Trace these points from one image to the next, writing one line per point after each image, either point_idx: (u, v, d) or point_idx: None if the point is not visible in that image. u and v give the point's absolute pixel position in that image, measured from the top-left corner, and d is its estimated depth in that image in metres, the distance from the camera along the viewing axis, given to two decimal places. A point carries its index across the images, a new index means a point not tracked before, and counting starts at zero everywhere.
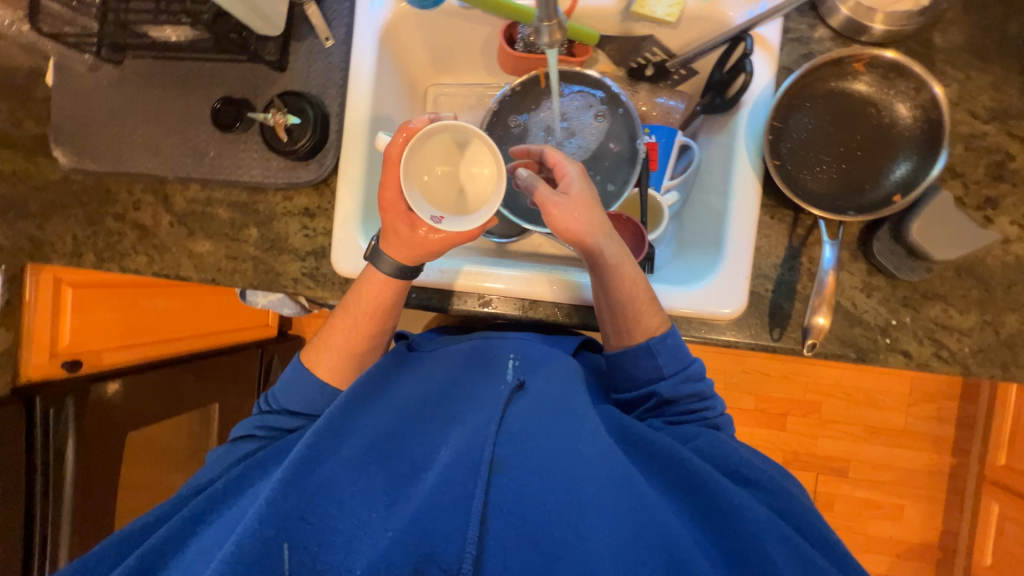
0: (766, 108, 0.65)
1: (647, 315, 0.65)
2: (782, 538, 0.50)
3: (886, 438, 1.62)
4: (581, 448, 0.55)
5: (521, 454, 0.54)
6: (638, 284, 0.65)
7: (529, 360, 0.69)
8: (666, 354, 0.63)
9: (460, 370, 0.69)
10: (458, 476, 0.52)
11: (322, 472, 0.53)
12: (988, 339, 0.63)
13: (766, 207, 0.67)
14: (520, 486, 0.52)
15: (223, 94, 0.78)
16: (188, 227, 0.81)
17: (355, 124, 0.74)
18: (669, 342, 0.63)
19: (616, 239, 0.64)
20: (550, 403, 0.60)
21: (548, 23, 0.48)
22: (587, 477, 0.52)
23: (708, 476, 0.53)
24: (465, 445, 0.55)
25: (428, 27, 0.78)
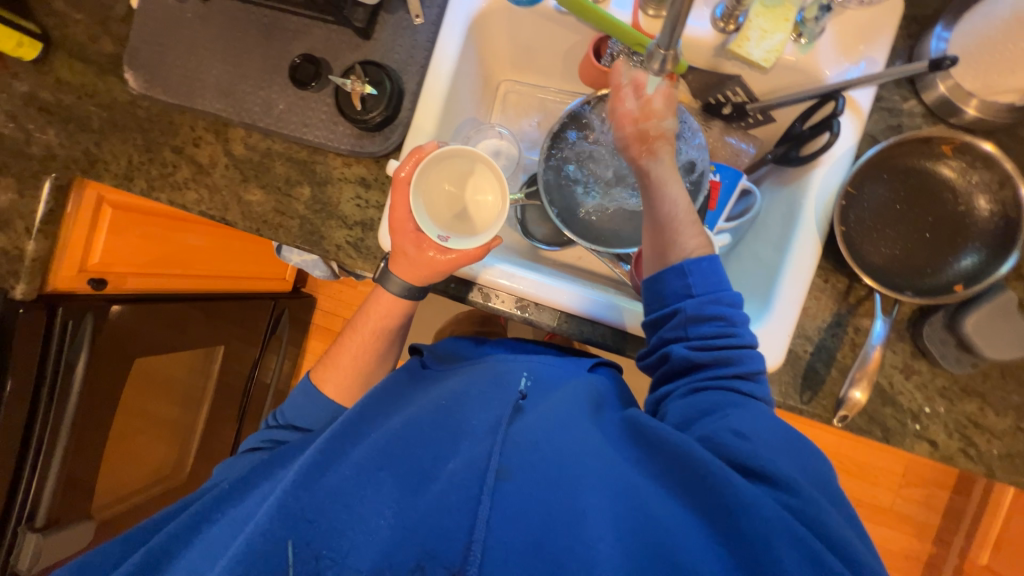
0: (844, 171, 0.64)
1: (686, 235, 0.62)
2: (795, 539, 0.44)
3: (871, 513, 1.61)
4: (587, 461, 0.51)
5: (524, 458, 0.51)
6: (683, 205, 0.63)
7: (543, 380, 0.66)
8: (699, 275, 0.59)
9: (474, 373, 0.67)
10: (462, 481, 0.50)
11: (325, 475, 0.53)
12: (1018, 445, 0.62)
13: (822, 269, 0.66)
14: (522, 495, 0.48)
15: (304, 51, 0.78)
16: (243, 173, 0.81)
17: (427, 105, 0.73)
18: (697, 288, 0.59)
19: (668, 162, 0.65)
20: (553, 415, 0.57)
21: (664, 52, 0.49)
22: (592, 488, 0.48)
23: (715, 466, 0.48)
24: (468, 452, 0.53)
25: (517, 24, 0.78)
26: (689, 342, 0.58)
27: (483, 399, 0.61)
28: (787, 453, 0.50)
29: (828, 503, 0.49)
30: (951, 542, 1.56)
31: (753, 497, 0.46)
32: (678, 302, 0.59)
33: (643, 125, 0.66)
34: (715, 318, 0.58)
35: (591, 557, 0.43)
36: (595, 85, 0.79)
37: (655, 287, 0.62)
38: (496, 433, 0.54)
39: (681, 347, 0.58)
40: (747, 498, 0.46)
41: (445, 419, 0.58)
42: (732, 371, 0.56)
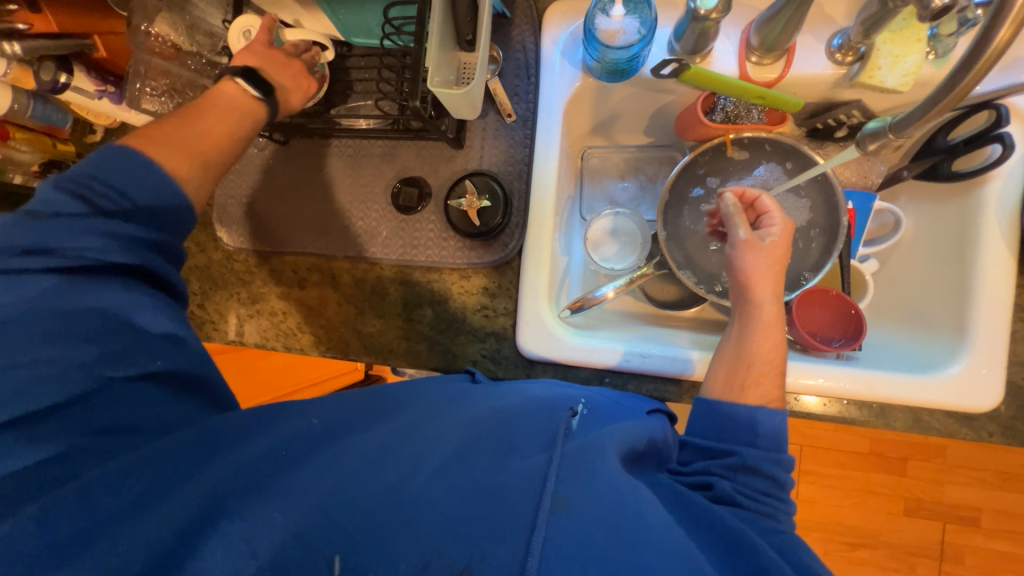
0: (1020, 181, 0.60)
1: (765, 390, 0.58)
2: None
3: (1021, 484, 1.49)
4: (636, 509, 0.42)
5: (586, 492, 0.43)
6: (772, 355, 0.59)
7: (601, 410, 0.56)
8: (769, 430, 0.54)
9: (521, 390, 0.59)
10: (510, 508, 0.41)
11: (348, 479, 0.43)
12: None
13: (1022, 287, 0.61)
14: (582, 535, 0.39)
15: (400, 173, 0.77)
16: (358, 306, 0.79)
17: (541, 202, 0.70)
18: (763, 440, 0.54)
19: (773, 300, 0.61)
20: (606, 445, 0.48)
21: (887, 138, 0.51)
22: (660, 541, 0.40)
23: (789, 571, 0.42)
24: (521, 468, 0.44)
25: (606, 97, 0.76)
26: (736, 485, 0.51)
27: (532, 413, 0.52)
28: None
29: None
30: None
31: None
32: (738, 444, 0.54)
33: (762, 257, 0.62)
34: (769, 477, 0.52)
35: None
36: (700, 139, 0.76)
37: (713, 408, 0.57)
38: (555, 456, 0.45)
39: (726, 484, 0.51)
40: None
41: (500, 431, 0.49)
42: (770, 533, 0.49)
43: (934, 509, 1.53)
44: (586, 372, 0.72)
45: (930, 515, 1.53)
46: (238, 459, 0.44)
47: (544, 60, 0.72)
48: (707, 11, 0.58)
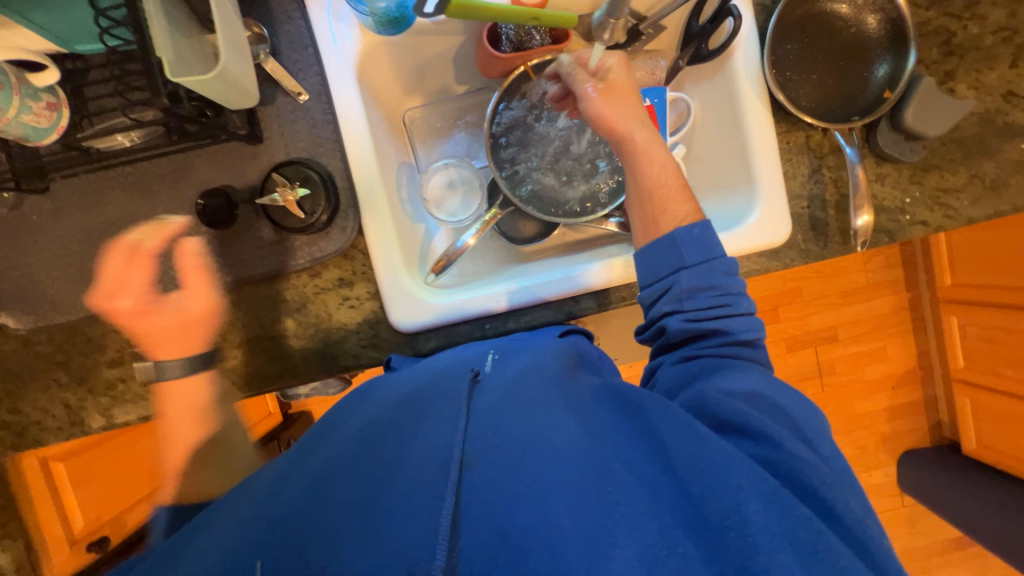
0: (757, 45, 0.69)
1: (673, 207, 0.64)
2: (760, 479, 0.45)
3: (857, 296, 1.84)
4: (534, 438, 0.50)
5: (489, 444, 0.50)
6: (670, 171, 0.65)
7: (510, 350, 0.66)
8: (692, 244, 0.61)
9: (432, 364, 0.66)
10: (427, 480, 0.47)
11: (287, 505, 0.48)
12: (978, 189, 0.73)
13: (781, 132, 0.72)
14: (491, 479, 0.46)
15: (201, 187, 0.68)
16: (210, 343, 0.71)
17: (365, 177, 0.68)
18: (690, 255, 0.61)
19: (645, 126, 0.66)
20: (505, 394, 0.56)
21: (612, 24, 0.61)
22: (560, 454, 0.48)
23: (685, 419, 0.50)
24: (433, 443, 0.51)
25: (399, 52, 0.74)
26: (686, 313, 0.61)
27: (442, 388, 0.59)
28: (763, 411, 0.53)
29: (801, 446, 0.52)
30: (918, 280, 1.82)
31: (716, 450, 0.47)
32: (674, 272, 0.62)
33: (612, 99, 0.66)
34: (713, 289, 0.61)
35: (553, 530, 0.42)
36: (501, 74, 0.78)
37: (647, 256, 0.64)
38: (461, 421, 0.52)
39: (675, 319, 0.61)
40: (710, 451, 0.47)
41: (411, 420, 0.56)
42: (723, 342, 0.60)
43: (805, 338, 1.85)
44: (467, 327, 0.73)
45: (804, 344, 1.85)
46: (180, 529, 0.51)
47: (315, 27, 0.66)
48: None
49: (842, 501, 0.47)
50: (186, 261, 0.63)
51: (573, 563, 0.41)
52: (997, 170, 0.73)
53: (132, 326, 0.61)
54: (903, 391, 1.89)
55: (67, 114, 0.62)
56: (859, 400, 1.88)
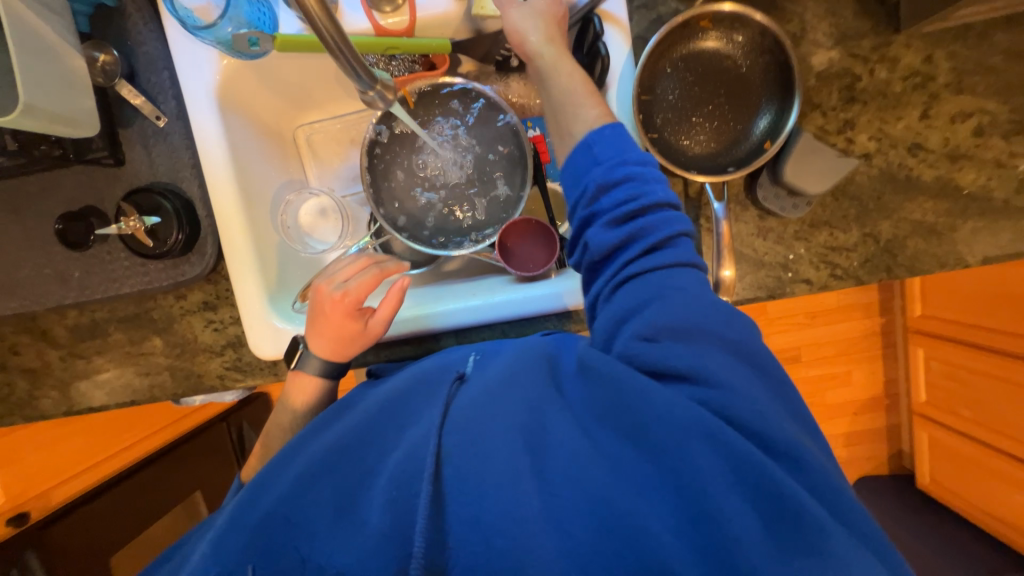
0: (631, 81, 0.64)
1: (583, 112, 0.57)
2: (708, 437, 0.43)
3: (825, 317, 1.70)
4: (526, 418, 0.50)
5: (462, 438, 0.49)
6: (578, 79, 0.59)
7: (489, 353, 0.63)
8: (604, 142, 0.54)
9: (414, 369, 0.64)
10: (403, 479, 0.49)
11: (272, 505, 0.52)
12: (871, 249, 0.68)
13: (658, 178, 0.68)
14: (464, 475, 0.47)
15: (63, 206, 0.68)
16: (83, 355, 0.74)
17: (222, 205, 0.68)
18: (603, 155, 0.54)
19: (560, 51, 0.60)
20: (493, 382, 0.55)
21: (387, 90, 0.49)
22: (532, 443, 0.48)
23: (632, 380, 0.47)
24: (410, 442, 0.52)
25: (268, 73, 0.71)
26: (606, 215, 0.52)
27: (423, 388, 0.60)
28: (735, 373, 0.46)
29: (783, 415, 0.47)
30: (893, 306, 1.68)
31: (666, 404, 0.45)
32: (586, 175, 0.54)
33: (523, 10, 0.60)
34: (628, 179, 0.52)
35: (524, 515, 0.43)
36: None
37: (568, 172, 0.56)
38: (435, 419, 0.52)
39: (602, 284, 0.54)
40: (660, 407, 0.45)
41: (389, 423, 0.57)
42: (642, 249, 0.51)
43: None
44: None
45: None
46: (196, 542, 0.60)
47: (172, 50, 0.65)
48: None
49: (813, 456, 0.45)
50: (393, 293, 0.67)
51: (543, 543, 0.42)
52: (895, 230, 0.68)
53: (315, 327, 0.66)
54: (865, 420, 1.79)
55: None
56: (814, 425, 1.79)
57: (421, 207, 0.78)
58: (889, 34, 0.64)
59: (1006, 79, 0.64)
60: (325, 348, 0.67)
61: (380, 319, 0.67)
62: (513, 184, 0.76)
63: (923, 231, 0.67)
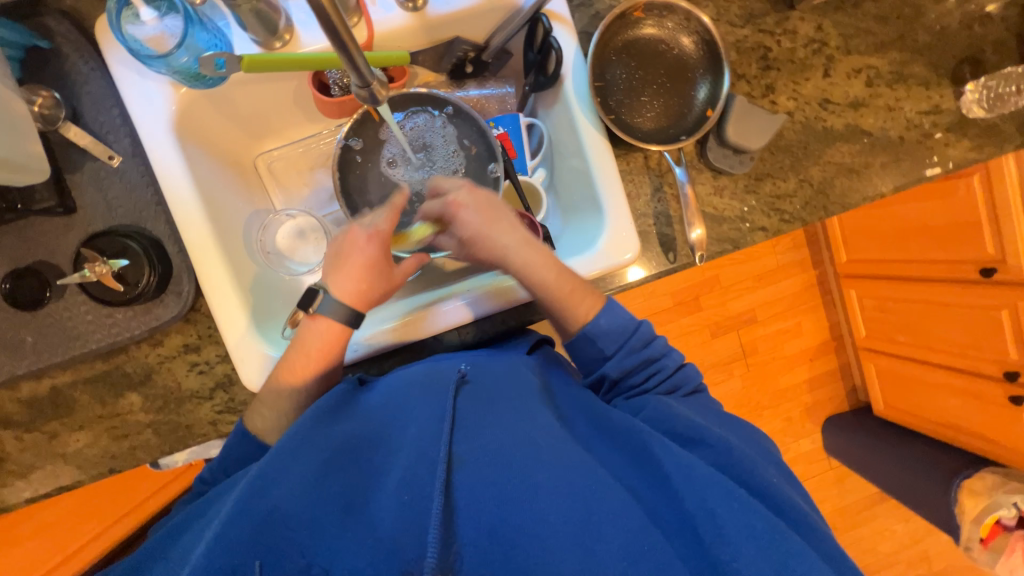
0: (584, 71, 0.71)
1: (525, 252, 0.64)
2: (727, 491, 0.49)
3: (771, 277, 1.87)
4: (542, 436, 0.51)
5: (476, 446, 0.49)
6: (536, 275, 0.63)
7: (482, 360, 0.63)
8: (606, 334, 0.63)
9: (403, 376, 0.61)
10: (414, 482, 0.47)
11: (277, 500, 0.46)
12: (808, 192, 0.78)
13: (621, 154, 0.74)
14: (479, 479, 0.47)
15: (6, 266, 0.62)
16: (46, 429, 0.67)
17: (194, 237, 0.64)
18: (620, 314, 0.64)
19: (482, 207, 0.66)
20: (502, 396, 0.56)
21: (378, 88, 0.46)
22: (546, 456, 0.49)
23: (662, 449, 0.52)
24: (419, 447, 0.50)
25: (224, 101, 0.70)
26: (624, 363, 0.63)
27: (425, 389, 0.57)
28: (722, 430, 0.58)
29: (761, 459, 0.57)
30: (823, 258, 1.88)
31: (676, 455, 0.52)
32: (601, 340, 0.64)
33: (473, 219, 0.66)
34: (644, 334, 0.64)
35: (540, 528, 0.44)
36: (343, 114, 0.77)
37: (563, 332, 0.66)
38: (445, 425, 0.51)
39: (613, 366, 0.63)
40: (670, 454, 0.52)
41: (391, 430, 0.54)
42: (640, 358, 0.63)
43: (729, 323, 1.86)
44: None
45: (728, 329, 1.87)
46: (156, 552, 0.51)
47: (120, 85, 0.62)
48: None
49: (791, 498, 0.52)
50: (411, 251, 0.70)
51: (563, 556, 0.43)
52: (823, 173, 0.78)
53: (338, 270, 0.65)
54: (822, 363, 1.96)
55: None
56: (781, 377, 1.93)
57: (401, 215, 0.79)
58: (785, 10, 0.76)
59: (880, 38, 0.78)
60: (347, 295, 0.64)
61: (405, 266, 0.69)
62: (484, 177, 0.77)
63: (846, 171, 0.78)
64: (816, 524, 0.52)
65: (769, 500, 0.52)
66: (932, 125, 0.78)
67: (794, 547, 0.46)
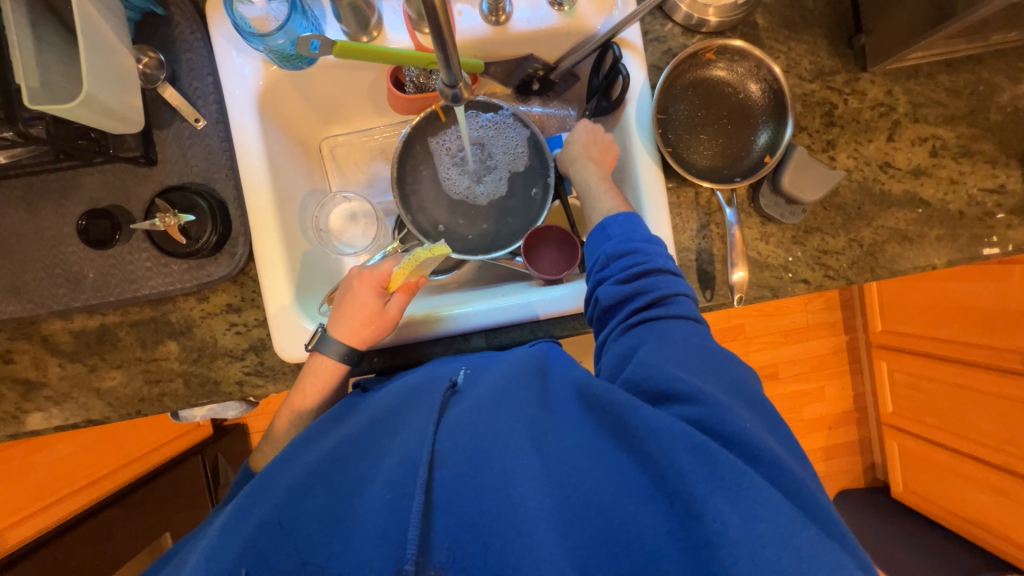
0: (649, 102, 0.73)
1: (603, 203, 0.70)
2: (692, 446, 0.45)
3: (798, 335, 1.82)
4: (518, 427, 0.51)
5: (456, 444, 0.50)
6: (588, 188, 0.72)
7: (482, 366, 0.64)
8: (619, 227, 0.64)
9: (405, 381, 0.64)
10: (397, 479, 0.48)
11: (267, 511, 0.48)
12: (857, 253, 0.77)
13: (673, 187, 0.75)
14: (457, 476, 0.47)
15: (85, 204, 0.67)
16: (87, 362, 0.70)
17: (257, 206, 0.68)
18: (614, 233, 0.64)
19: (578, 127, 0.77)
20: (486, 393, 0.56)
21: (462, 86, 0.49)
22: (525, 450, 0.48)
23: (632, 407, 0.48)
24: (404, 446, 0.51)
25: (306, 84, 0.74)
26: (614, 279, 0.61)
27: (413, 400, 0.59)
28: (719, 384, 0.52)
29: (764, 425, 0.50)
30: (856, 324, 1.82)
31: (658, 421, 0.47)
32: (600, 247, 0.64)
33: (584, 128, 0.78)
34: (632, 253, 0.62)
35: (518, 514, 0.44)
36: (413, 111, 0.80)
37: (587, 247, 0.68)
38: (429, 425, 0.52)
39: (606, 289, 0.61)
40: (651, 423, 0.47)
41: (382, 432, 0.56)
42: (647, 300, 0.59)
43: None
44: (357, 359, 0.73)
45: None
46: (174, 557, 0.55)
47: (218, 57, 0.67)
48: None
49: (771, 448, 0.47)
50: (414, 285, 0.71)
51: (540, 541, 0.43)
52: (875, 236, 0.77)
53: (339, 312, 0.68)
54: (840, 432, 1.88)
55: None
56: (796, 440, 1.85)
57: (447, 213, 0.81)
58: (857, 71, 0.76)
59: (950, 111, 0.77)
60: (350, 336, 0.67)
61: (397, 300, 0.69)
62: (540, 184, 0.80)
63: (899, 237, 0.77)
64: (810, 489, 0.46)
65: (770, 477, 0.45)
66: (994, 205, 0.77)
67: (771, 504, 0.42)
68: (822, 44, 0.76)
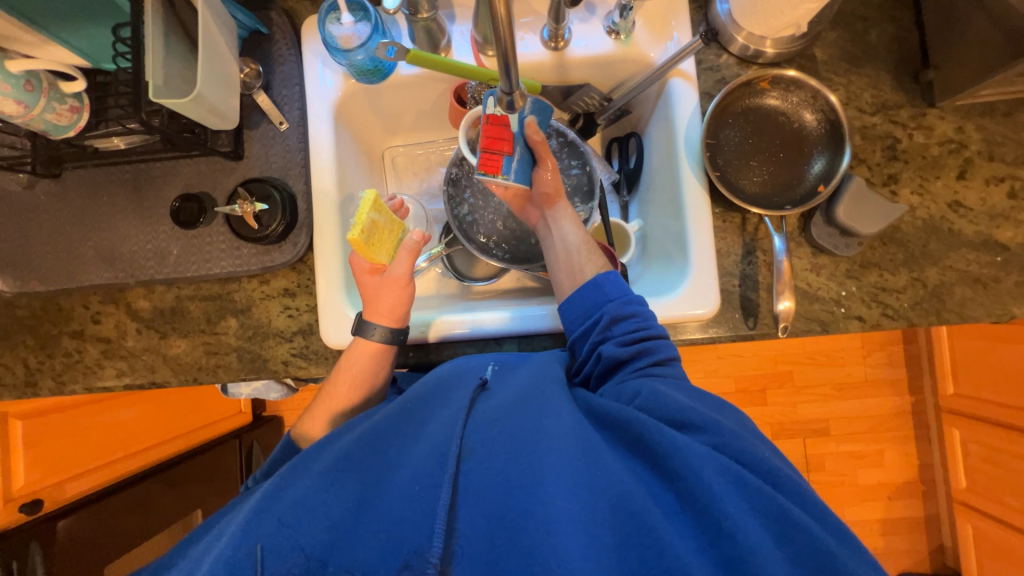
0: (700, 126, 0.74)
1: (592, 260, 0.69)
2: (720, 468, 0.46)
3: (853, 391, 1.67)
4: (549, 423, 0.51)
5: (486, 438, 0.50)
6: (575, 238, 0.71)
7: (511, 363, 0.63)
8: (611, 283, 0.65)
9: (432, 373, 0.63)
10: (426, 470, 0.49)
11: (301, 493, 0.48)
12: (920, 293, 0.72)
13: (718, 212, 0.75)
14: (487, 469, 0.48)
15: (181, 190, 0.76)
16: (159, 330, 0.78)
17: (324, 201, 0.75)
18: (612, 294, 0.64)
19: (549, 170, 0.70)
20: (515, 393, 0.55)
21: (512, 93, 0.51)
22: (555, 450, 0.48)
23: (658, 429, 0.48)
24: (433, 437, 0.52)
25: (378, 99, 0.82)
26: (617, 340, 0.61)
27: (438, 390, 0.58)
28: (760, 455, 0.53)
29: None
30: (924, 384, 1.65)
31: (696, 451, 0.46)
32: (601, 309, 0.63)
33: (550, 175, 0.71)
34: (634, 317, 0.62)
35: (547, 513, 0.44)
36: None
37: (573, 306, 0.65)
38: (459, 418, 0.52)
39: (613, 307, 0.62)
40: (689, 451, 0.46)
41: (410, 409, 0.56)
42: (652, 362, 0.59)
43: (795, 428, 1.68)
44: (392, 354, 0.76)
45: (793, 434, 1.68)
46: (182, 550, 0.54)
47: (307, 69, 0.77)
48: (416, 11, 0.68)
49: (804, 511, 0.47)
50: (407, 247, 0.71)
51: (569, 542, 0.42)
52: (941, 277, 0.72)
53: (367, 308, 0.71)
54: (900, 505, 1.68)
55: (86, 118, 0.69)
56: (847, 506, 1.67)
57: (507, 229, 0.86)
58: (923, 106, 0.74)
59: None
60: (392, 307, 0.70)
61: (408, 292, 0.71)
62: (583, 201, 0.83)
63: (969, 280, 0.72)
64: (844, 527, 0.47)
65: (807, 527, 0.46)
66: None
67: (800, 524, 0.43)
68: (885, 78, 0.75)
